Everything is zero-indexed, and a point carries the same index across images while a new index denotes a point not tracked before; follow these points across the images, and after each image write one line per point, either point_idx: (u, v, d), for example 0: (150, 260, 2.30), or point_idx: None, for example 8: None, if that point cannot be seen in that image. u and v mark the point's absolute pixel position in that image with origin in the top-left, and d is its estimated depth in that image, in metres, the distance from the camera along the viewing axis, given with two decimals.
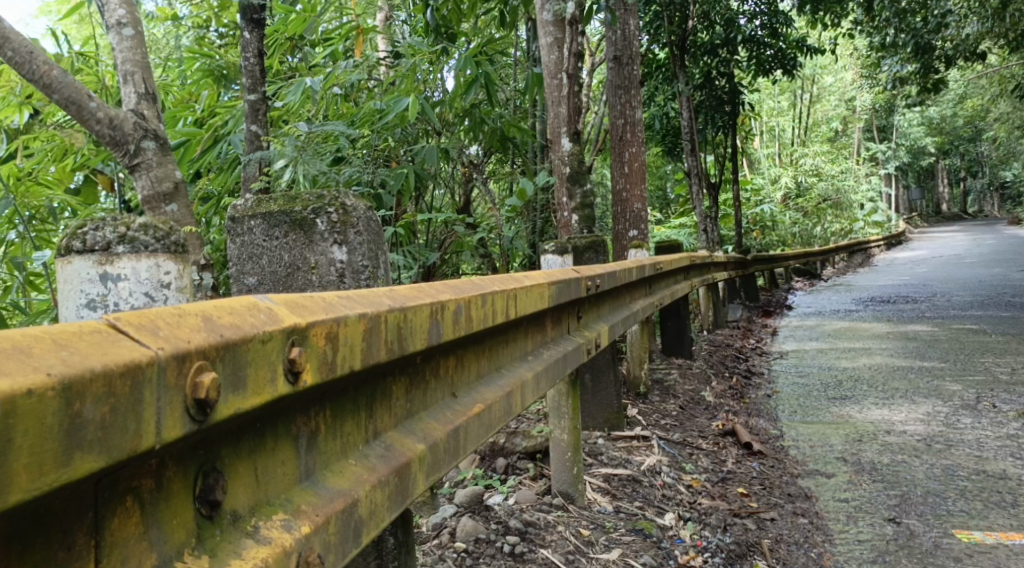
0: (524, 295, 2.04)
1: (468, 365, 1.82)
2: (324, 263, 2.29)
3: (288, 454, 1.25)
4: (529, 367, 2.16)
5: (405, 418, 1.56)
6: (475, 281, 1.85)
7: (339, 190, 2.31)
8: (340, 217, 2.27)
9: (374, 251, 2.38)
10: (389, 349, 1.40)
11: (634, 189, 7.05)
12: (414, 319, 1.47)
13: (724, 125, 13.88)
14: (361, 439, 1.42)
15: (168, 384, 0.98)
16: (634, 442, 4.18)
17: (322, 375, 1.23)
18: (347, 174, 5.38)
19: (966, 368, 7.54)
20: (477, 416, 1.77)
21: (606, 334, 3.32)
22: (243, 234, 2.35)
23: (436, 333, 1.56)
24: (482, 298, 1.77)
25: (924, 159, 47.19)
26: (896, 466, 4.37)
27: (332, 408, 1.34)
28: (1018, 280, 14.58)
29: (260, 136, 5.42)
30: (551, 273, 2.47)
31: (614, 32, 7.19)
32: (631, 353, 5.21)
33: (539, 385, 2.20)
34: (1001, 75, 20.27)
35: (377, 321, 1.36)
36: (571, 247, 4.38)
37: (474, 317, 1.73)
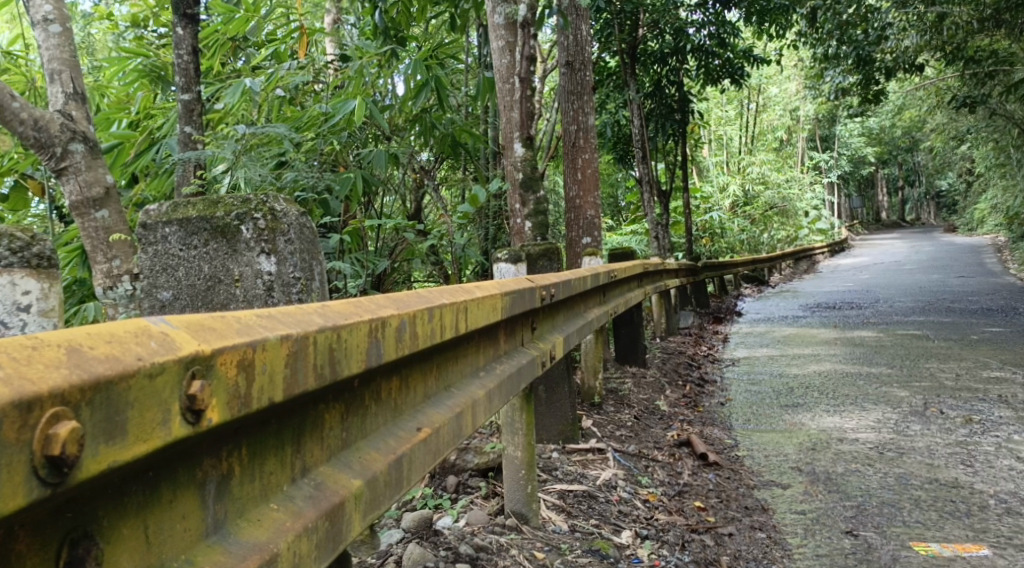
0: (476, 306, 1.92)
1: (415, 386, 1.70)
2: (250, 275, 2.31)
3: (191, 506, 1.12)
4: (483, 384, 2.04)
5: (341, 449, 1.44)
6: (424, 292, 1.73)
7: (266, 195, 2.31)
8: (268, 224, 2.27)
9: (307, 261, 2.39)
10: (319, 374, 1.28)
11: (586, 196, 6.96)
12: (349, 339, 1.35)
13: (674, 133, 14.00)
14: (286, 479, 1.30)
15: (7, 441, 0.86)
16: (589, 455, 4.08)
17: (231, 412, 1.12)
18: (290, 180, 5.19)
19: (913, 374, 7.61)
20: (424, 442, 1.64)
21: (561, 345, 3.20)
22: (156, 242, 2.30)
23: (375, 353, 1.44)
24: (430, 312, 1.65)
25: (865, 169, 48.21)
26: (850, 475, 4.34)
27: (249, 447, 1.22)
28: (957, 286, 14.90)
29: (193, 137, 5.19)
30: (504, 282, 2.35)
31: (566, 38, 7.12)
32: (585, 362, 5.12)
33: (492, 403, 2.07)
34: (939, 87, 20.82)
35: (304, 344, 1.24)
36: (525, 255, 4.28)
37: (421, 332, 1.61)
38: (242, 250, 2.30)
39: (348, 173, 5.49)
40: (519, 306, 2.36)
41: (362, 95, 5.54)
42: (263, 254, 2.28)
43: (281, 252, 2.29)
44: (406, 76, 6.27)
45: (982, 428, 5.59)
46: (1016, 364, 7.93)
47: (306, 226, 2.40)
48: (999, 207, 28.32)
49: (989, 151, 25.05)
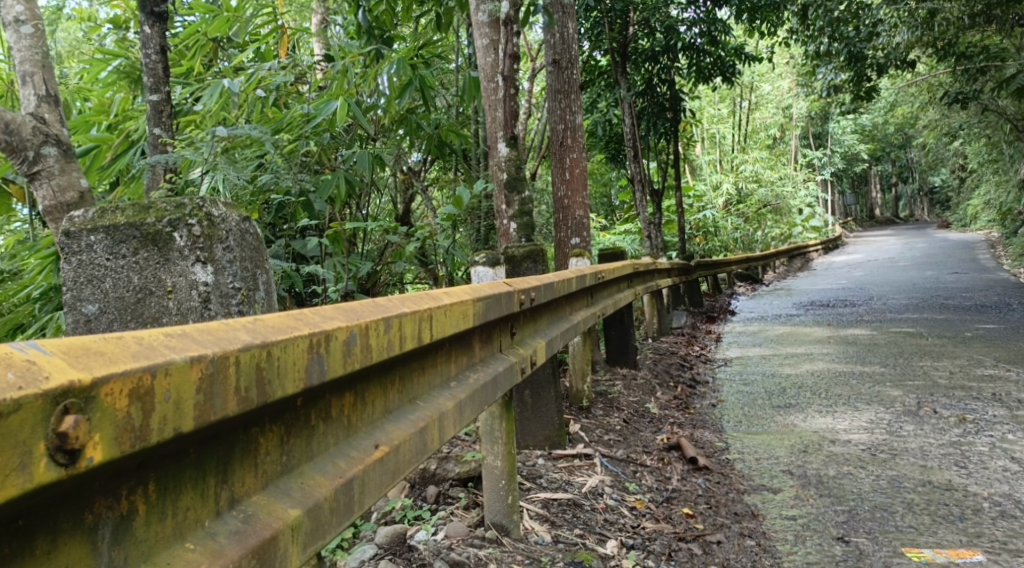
0: (441, 315, 1.92)
1: (370, 401, 1.70)
2: (184, 286, 2.21)
3: (80, 551, 1.09)
4: (451, 396, 2.02)
5: (280, 473, 1.43)
6: (380, 304, 1.73)
7: (201, 200, 2.24)
8: (203, 230, 2.21)
9: (249, 272, 2.36)
10: (242, 397, 1.27)
11: (575, 196, 6.87)
12: (280, 356, 1.35)
13: (665, 132, 13.98)
14: (207, 514, 1.28)
15: None
16: (575, 461, 3.99)
17: (121, 446, 1.09)
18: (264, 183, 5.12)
19: (906, 373, 7.55)
20: (378, 459, 1.65)
21: (543, 349, 3.13)
22: (78, 251, 2.14)
23: (314, 369, 1.43)
24: (383, 324, 1.64)
25: (858, 166, 48.22)
26: (842, 478, 4.27)
27: (158, 480, 1.20)
28: (950, 283, 14.87)
29: (162, 140, 5.01)
30: (480, 286, 2.30)
31: (553, 36, 7.05)
32: (573, 366, 5.04)
33: (463, 414, 2.06)
34: (930, 84, 20.82)
35: (221, 365, 1.23)
36: (508, 257, 4.22)
37: (372, 346, 1.60)
38: (175, 260, 2.19)
39: (332, 176, 5.42)
40: (495, 312, 2.33)
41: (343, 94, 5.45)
42: (200, 265, 2.21)
43: (223, 264, 2.24)
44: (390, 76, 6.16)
45: (976, 428, 5.53)
46: (1009, 361, 7.88)
47: (243, 232, 2.36)
48: (992, 203, 28.34)
49: (982, 147, 25.05)
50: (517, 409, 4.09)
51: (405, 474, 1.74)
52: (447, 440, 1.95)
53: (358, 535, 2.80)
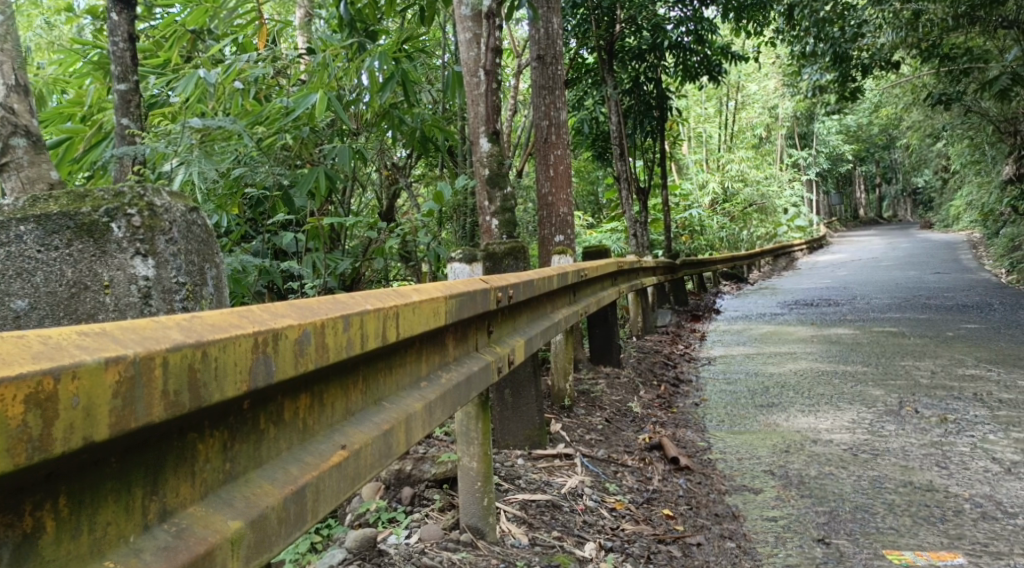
0: (410, 314, 1.86)
1: (330, 403, 1.65)
2: (121, 280, 2.41)
3: None
4: (420, 396, 1.96)
5: (223, 481, 1.37)
6: (341, 301, 1.67)
7: (143, 191, 2.45)
8: (144, 220, 2.41)
9: (192, 265, 2.59)
10: (169, 401, 1.20)
11: (559, 193, 6.82)
12: (217, 357, 1.28)
13: (652, 130, 13.98)
14: (134, 527, 1.21)
15: None
16: (555, 461, 3.94)
17: (18, 459, 1.01)
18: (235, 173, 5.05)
19: (888, 372, 7.54)
20: (335, 466, 1.60)
21: (521, 348, 3.06)
22: (13, 242, 2.39)
23: (259, 369, 1.37)
24: (342, 322, 1.59)
25: (843, 166, 48.43)
26: (823, 479, 4.23)
27: (72, 493, 1.12)
28: (932, 282, 14.92)
29: (129, 131, 4.67)
30: (454, 283, 2.24)
31: (537, 31, 6.97)
32: (555, 364, 4.97)
33: (432, 416, 2.00)
34: (914, 85, 20.91)
35: (144, 367, 1.16)
36: (489, 254, 4.17)
37: (328, 345, 1.55)
38: (113, 252, 2.41)
39: (315, 170, 5.32)
40: (469, 309, 2.27)
41: (322, 86, 5.35)
42: (139, 258, 2.41)
43: (165, 257, 2.45)
44: (371, 70, 6.02)
45: (957, 428, 5.51)
46: (991, 361, 7.89)
47: (190, 224, 2.59)
48: (974, 204, 28.52)
49: (964, 148, 25.19)
50: (497, 409, 4.04)
51: (365, 479, 1.68)
52: (413, 444, 1.89)
53: (330, 538, 2.75)
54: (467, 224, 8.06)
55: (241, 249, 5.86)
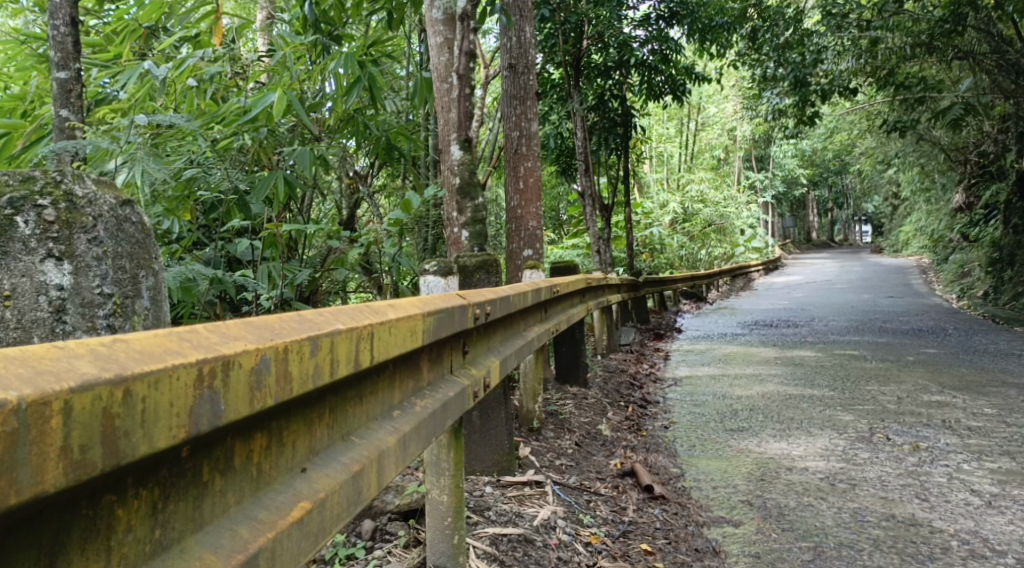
0: (386, 335, 1.63)
1: (291, 443, 1.41)
2: (27, 288, 2.15)
3: None
4: (393, 428, 1.73)
5: (152, 551, 1.13)
6: (307, 319, 1.45)
7: (63, 179, 2.23)
8: (61, 216, 2.18)
9: (121, 273, 2.33)
10: (73, 461, 0.98)
11: (529, 206, 6.62)
12: (141, 397, 1.06)
13: (616, 147, 13.81)
14: None
15: None
16: (525, 489, 3.73)
17: None
18: (185, 174, 4.69)
19: (854, 396, 7.46)
20: (295, 523, 1.36)
21: (496, 370, 2.83)
22: None
23: (202, 409, 1.15)
24: (310, 346, 1.36)
25: (797, 190, 49.10)
26: (803, 510, 4.08)
27: None
28: (887, 306, 15.04)
29: (69, 124, 4.37)
30: (431, 299, 2.00)
31: (509, 39, 6.76)
32: (525, 385, 4.75)
33: (407, 450, 1.77)
34: (869, 112, 21.21)
35: (35, 417, 0.94)
36: (460, 267, 3.98)
37: (293, 374, 1.33)
38: (18, 255, 2.14)
39: (273, 174, 5.01)
40: (446, 327, 2.04)
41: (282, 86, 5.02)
42: (52, 262, 2.18)
43: (87, 262, 2.21)
44: (336, 73, 5.73)
45: (930, 456, 5.41)
46: (954, 387, 7.85)
47: (121, 221, 2.34)
48: (921, 230, 29.04)
49: (914, 175, 25.61)
50: (465, 431, 3.82)
51: (330, 534, 1.45)
52: (384, 484, 1.66)
53: None
54: (430, 237, 7.86)
55: (192, 257, 5.53)
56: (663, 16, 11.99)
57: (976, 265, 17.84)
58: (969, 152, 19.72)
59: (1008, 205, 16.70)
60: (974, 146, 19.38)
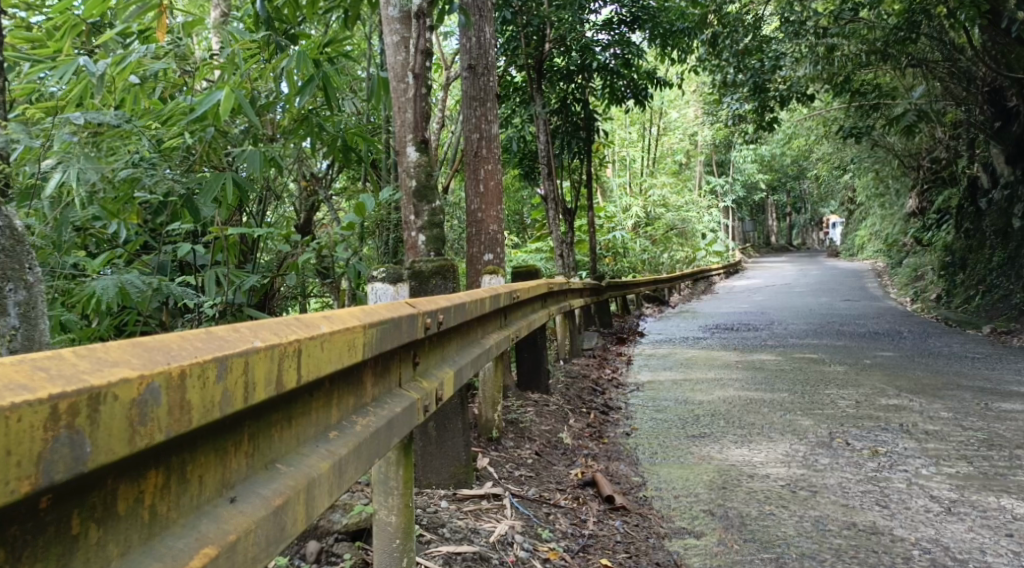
0: (312, 355, 1.59)
1: (197, 479, 1.38)
2: None
3: None
4: (328, 452, 1.69)
5: None
6: (211, 340, 1.42)
7: None
8: None
9: None
10: None
11: (489, 210, 6.53)
12: None
13: (579, 151, 13.76)
14: None
15: None
16: (482, 503, 3.62)
17: None
18: (121, 174, 4.48)
19: (814, 400, 7.46)
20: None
21: (450, 381, 2.72)
22: None
23: (58, 453, 1.14)
24: (215, 368, 1.35)
25: (757, 195, 49.54)
26: (764, 520, 4.02)
27: None
28: (844, 309, 15.17)
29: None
30: (375, 310, 1.95)
31: (469, 40, 6.66)
32: (484, 394, 4.64)
33: (345, 476, 1.73)
34: (826, 118, 21.45)
35: None
36: (414, 273, 3.86)
37: (189, 401, 1.31)
38: None
39: (222, 175, 4.82)
40: (393, 338, 1.96)
41: (229, 85, 4.85)
42: None
43: None
44: (290, 73, 5.57)
45: (890, 462, 5.39)
46: (912, 390, 7.88)
47: None
48: (877, 234, 29.43)
49: (869, 181, 26.00)
50: (420, 443, 3.70)
51: None
52: (314, 514, 1.62)
53: None
54: (391, 240, 7.91)
55: (139, 263, 5.34)
56: (625, 21, 12.11)
57: (930, 269, 18.10)
58: (922, 158, 20.05)
59: (960, 210, 16.99)
60: (927, 151, 19.69)
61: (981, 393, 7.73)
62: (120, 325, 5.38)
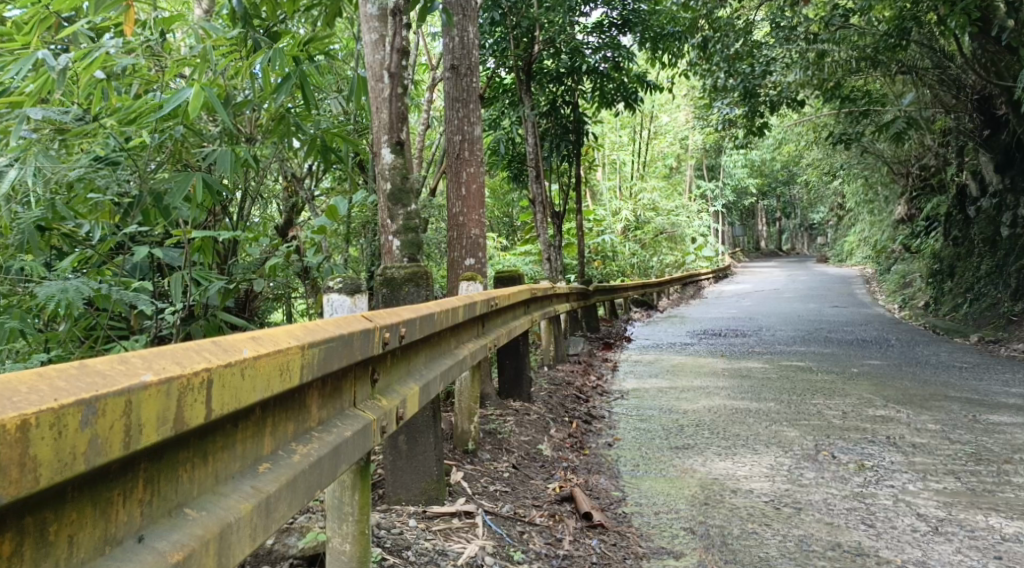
0: (211, 394, 1.55)
1: (60, 538, 1.33)
2: None
3: None
4: (251, 490, 1.70)
5: None
6: (73, 382, 1.35)
7: None
8: None
9: None
10: None
11: (471, 213, 6.38)
12: None
13: (568, 154, 13.62)
14: None
15: None
16: (453, 521, 3.48)
17: None
18: (78, 172, 4.30)
19: (800, 410, 7.35)
20: None
21: (416, 397, 2.59)
22: None
23: None
24: (80, 413, 1.32)
25: (746, 200, 49.57)
26: (746, 539, 3.90)
27: None
28: (832, 316, 15.09)
29: None
30: (311, 331, 1.92)
31: (452, 39, 6.51)
32: (459, 405, 4.49)
33: (270, 516, 1.73)
34: (816, 125, 21.42)
35: None
36: (384, 281, 3.74)
37: (38, 455, 1.27)
38: None
39: (189, 173, 4.60)
40: (342, 357, 1.99)
41: (200, 83, 4.68)
42: None
43: None
44: (266, 71, 5.41)
45: (876, 476, 5.28)
46: (899, 401, 7.78)
47: None
48: (865, 240, 29.41)
49: (858, 187, 25.96)
50: (389, 457, 3.56)
51: None
52: (229, 559, 1.62)
53: None
54: (374, 243, 7.80)
55: (108, 266, 5.16)
56: (616, 24, 12.05)
57: (917, 276, 18.07)
58: (911, 165, 20.03)
59: (948, 218, 16.95)
60: (916, 158, 19.65)
61: (968, 404, 7.63)
62: (88, 330, 5.16)
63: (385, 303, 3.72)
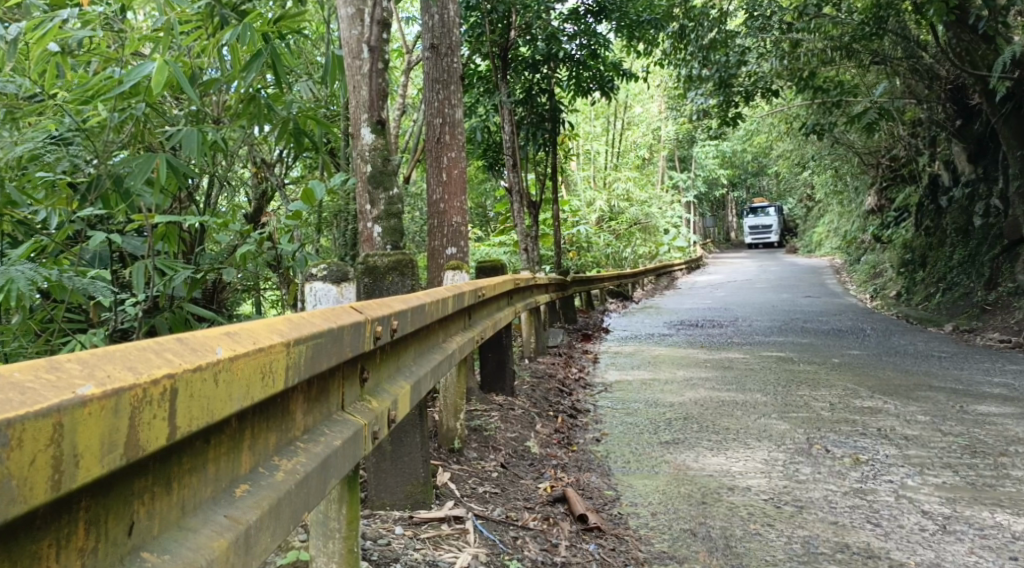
0: (167, 407, 1.28)
1: None
2: None
3: None
4: (227, 520, 1.45)
5: None
6: None
7: None
8: None
9: None
10: None
11: (452, 200, 6.12)
12: None
13: (544, 142, 13.32)
14: None
15: None
16: (443, 527, 3.24)
17: None
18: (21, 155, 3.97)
19: (788, 402, 7.18)
20: None
21: (408, 395, 2.35)
22: None
23: None
24: None
25: (717, 191, 49.71)
26: (750, 541, 3.69)
27: None
28: (806, 305, 15.02)
29: None
30: (294, 326, 1.67)
31: (431, 17, 6.23)
32: (445, 401, 4.24)
33: (247, 548, 1.48)
34: (788, 116, 21.37)
35: None
36: (368, 268, 3.47)
37: None
38: None
39: (152, 155, 4.23)
40: (329, 355, 1.75)
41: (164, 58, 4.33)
42: None
43: None
44: (233, 46, 5.06)
45: (873, 471, 5.09)
46: (884, 391, 7.63)
47: None
48: (833, 231, 29.51)
49: (828, 178, 26.01)
50: (373, 459, 3.31)
51: None
52: None
53: None
54: (348, 231, 7.78)
55: (67, 255, 4.82)
56: (591, 11, 11.81)
57: (889, 265, 18.05)
58: (882, 156, 20.03)
59: (920, 208, 16.95)
60: (887, 149, 19.64)
61: (954, 394, 7.49)
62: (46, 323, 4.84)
63: (368, 293, 3.44)
